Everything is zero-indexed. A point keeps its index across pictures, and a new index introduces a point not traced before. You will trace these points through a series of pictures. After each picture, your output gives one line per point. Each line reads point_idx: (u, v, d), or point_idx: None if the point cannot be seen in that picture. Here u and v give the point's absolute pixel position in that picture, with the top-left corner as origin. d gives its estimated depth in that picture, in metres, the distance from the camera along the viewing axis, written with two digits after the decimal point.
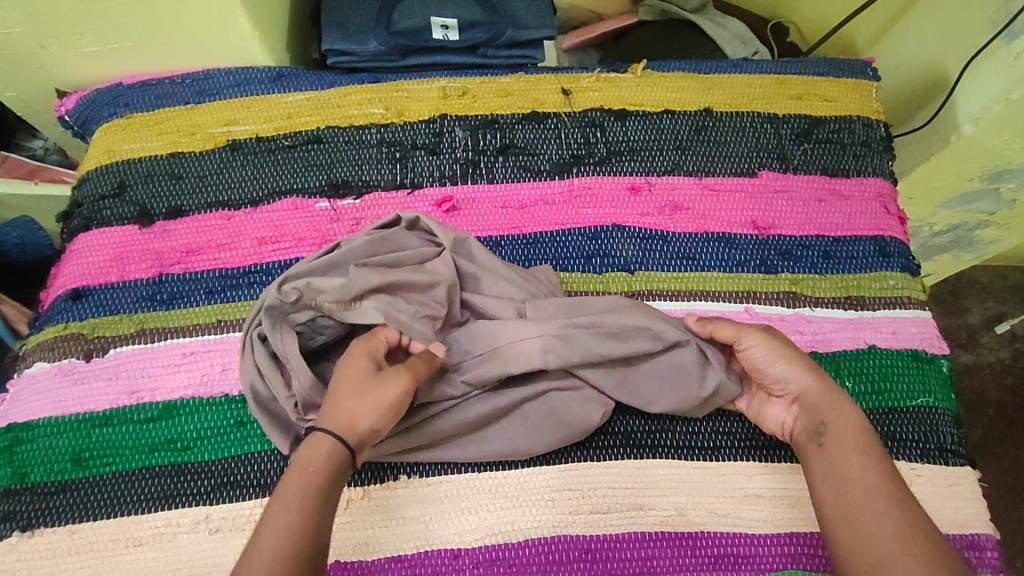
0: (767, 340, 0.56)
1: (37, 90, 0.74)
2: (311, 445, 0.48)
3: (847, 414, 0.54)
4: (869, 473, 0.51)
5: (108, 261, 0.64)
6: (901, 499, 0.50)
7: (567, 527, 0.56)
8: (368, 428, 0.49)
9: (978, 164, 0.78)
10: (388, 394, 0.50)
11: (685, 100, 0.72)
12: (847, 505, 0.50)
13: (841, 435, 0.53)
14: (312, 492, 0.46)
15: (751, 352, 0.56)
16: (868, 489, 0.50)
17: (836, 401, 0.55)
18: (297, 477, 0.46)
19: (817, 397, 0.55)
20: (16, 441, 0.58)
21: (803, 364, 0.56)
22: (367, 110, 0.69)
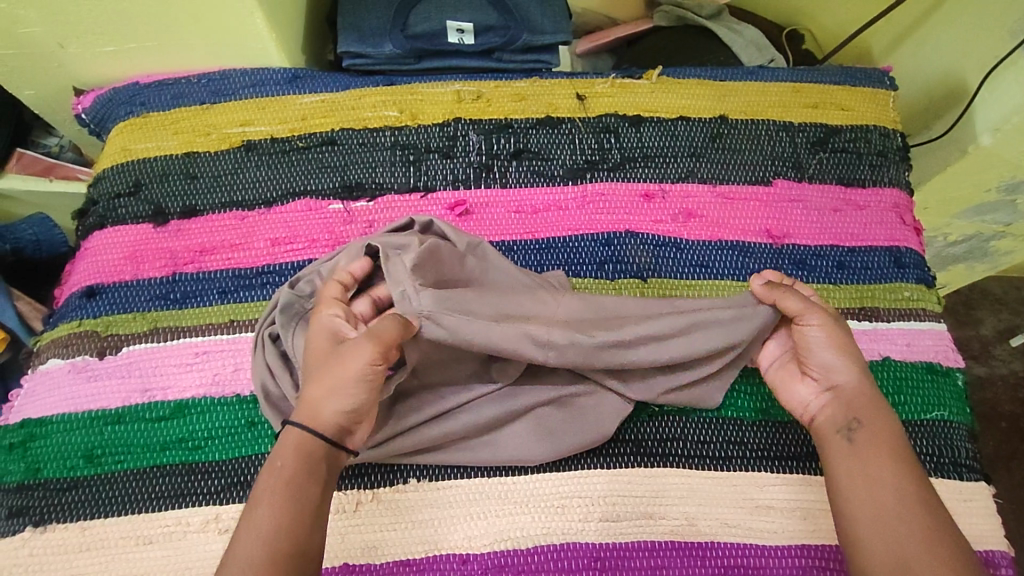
0: (827, 327, 0.56)
1: (55, 88, 0.74)
2: (282, 441, 0.48)
3: (883, 418, 0.53)
4: (889, 476, 0.50)
5: (123, 258, 0.64)
6: (925, 505, 0.49)
7: (577, 535, 0.56)
8: (335, 411, 0.48)
9: (994, 175, 0.78)
10: (351, 368, 0.48)
11: (701, 107, 0.71)
12: (868, 505, 0.50)
13: (872, 436, 0.53)
14: (286, 487, 0.46)
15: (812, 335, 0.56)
16: (888, 492, 0.50)
17: (875, 403, 0.54)
18: (269, 472, 0.47)
19: (857, 394, 0.54)
20: (30, 436, 0.58)
21: (854, 358, 0.56)
22: (382, 112, 0.69)
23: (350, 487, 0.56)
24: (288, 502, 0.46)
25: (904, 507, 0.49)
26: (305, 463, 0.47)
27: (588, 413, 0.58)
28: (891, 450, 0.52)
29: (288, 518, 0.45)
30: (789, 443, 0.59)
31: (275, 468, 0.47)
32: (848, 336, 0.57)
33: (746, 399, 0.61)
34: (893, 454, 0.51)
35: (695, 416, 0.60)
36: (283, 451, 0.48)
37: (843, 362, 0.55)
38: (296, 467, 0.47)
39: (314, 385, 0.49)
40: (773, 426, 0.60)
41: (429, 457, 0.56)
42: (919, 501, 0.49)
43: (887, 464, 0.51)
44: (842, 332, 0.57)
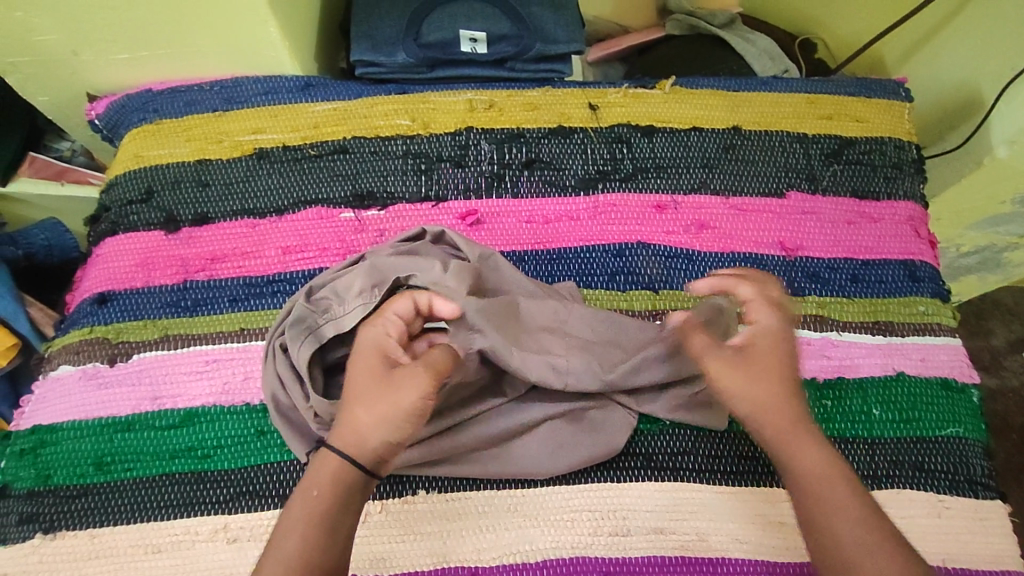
0: (733, 371, 0.50)
1: (69, 94, 0.75)
2: (319, 467, 0.46)
3: (812, 451, 0.49)
4: (827, 518, 0.46)
5: (134, 265, 0.64)
6: (871, 543, 0.45)
7: (586, 549, 0.55)
8: (379, 443, 0.46)
9: (1009, 187, 0.77)
10: (405, 402, 0.46)
11: (714, 117, 0.71)
12: (816, 553, 0.46)
13: (800, 474, 0.48)
14: (317, 519, 0.45)
15: (723, 382, 0.50)
16: (830, 537, 0.46)
17: (799, 437, 0.49)
18: (301, 502, 0.45)
19: (775, 433, 0.49)
20: (40, 443, 0.58)
21: (766, 395, 0.50)
22: (394, 121, 0.69)
23: None
24: (319, 536, 0.44)
25: (847, 553, 0.45)
26: (340, 494, 0.46)
27: (598, 428, 0.57)
28: (826, 487, 0.47)
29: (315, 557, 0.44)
30: None
31: (311, 497, 0.45)
32: (767, 355, 0.51)
33: None
34: (831, 491, 0.47)
35: (707, 430, 0.59)
36: (320, 479, 0.46)
37: (748, 398, 0.50)
38: (332, 499, 0.45)
39: (363, 411, 0.47)
40: None
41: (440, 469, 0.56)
42: (864, 539, 0.45)
43: (822, 505, 0.47)
44: (748, 359, 0.51)
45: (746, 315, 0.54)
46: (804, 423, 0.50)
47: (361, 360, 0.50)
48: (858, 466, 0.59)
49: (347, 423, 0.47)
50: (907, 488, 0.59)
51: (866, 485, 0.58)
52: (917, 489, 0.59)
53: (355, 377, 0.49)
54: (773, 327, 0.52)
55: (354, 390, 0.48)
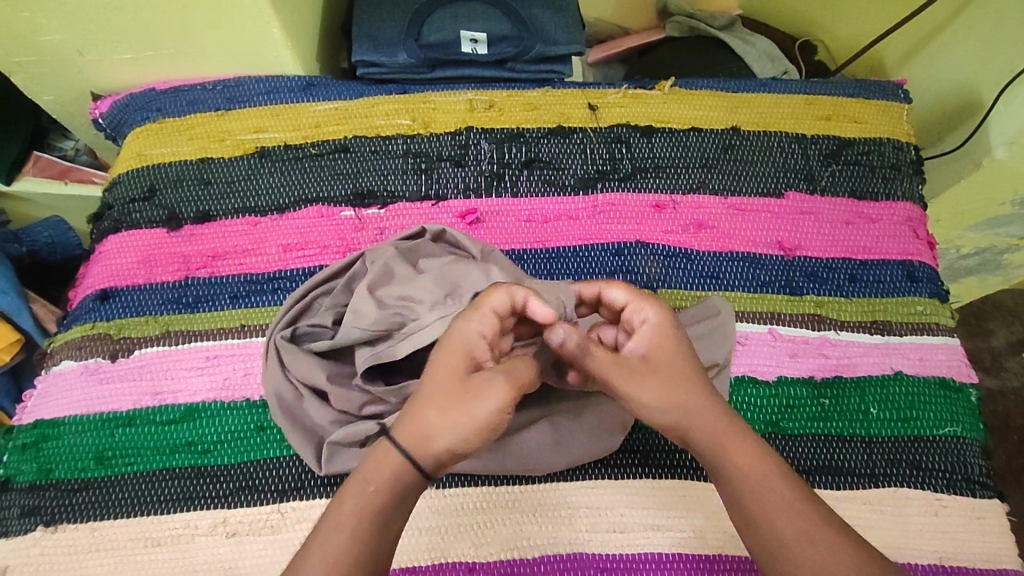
0: (642, 385, 0.47)
1: (74, 93, 0.75)
2: (381, 461, 0.44)
3: (745, 446, 0.46)
4: (767, 515, 0.44)
5: (137, 262, 0.65)
6: (816, 536, 0.43)
7: (583, 546, 0.55)
8: (445, 448, 0.44)
9: (1008, 189, 0.77)
10: (480, 411, 0.43)
11: (713, 118, 0.71)
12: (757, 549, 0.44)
13: (737, 471, 0.45)
14: (370, 514, 0.43)
15: (640, 400, 0.47)
16: (769, 531, 0.44)
17: (726, 432, 0.47)
18: (355, 496, 0.43)
19: (705, 436, 0.47)
20: (42, 437, 0.59)
21: (683, 402, 0.47)
22: (394, 120, 0.70)
23: None
24: (370, 533, 0.42)
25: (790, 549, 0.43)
26: (396, 492, 0.43)
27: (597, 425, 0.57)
28: (764, 482, 0.45)
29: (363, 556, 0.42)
30: (799, 457, 0.59)
31: (367, 493, 0.43)
32: (665, 358, 0.49)
33: (756, 411, 0.60)
34: (769, 487, 0.45)
35: None
36: (378, 474, 0.44)
37: (666, 404, 0.47)
38: (388, 497, 0.43)
39: (438, 412, 0.44)
40: (783, 440, 0.60)
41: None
42: (806, 532, 0.43)
43: (763, 500, 0.44)
44: (647, 370, 0.48)
45: (628, 318, 0.52)
46: (732, 418, 0.48)
47: (447, 356, 0.46)
48: (855, 465, 0.59)
49: (418, 422, 0.44)
50: (904, 487, 0.59)
51: (864, 483, 0.59)
52: (914, 488, 0.59)
53: (432, 373, 0.46)
54: (662, 324, 0.50)
55: (430, 386, 0.45)
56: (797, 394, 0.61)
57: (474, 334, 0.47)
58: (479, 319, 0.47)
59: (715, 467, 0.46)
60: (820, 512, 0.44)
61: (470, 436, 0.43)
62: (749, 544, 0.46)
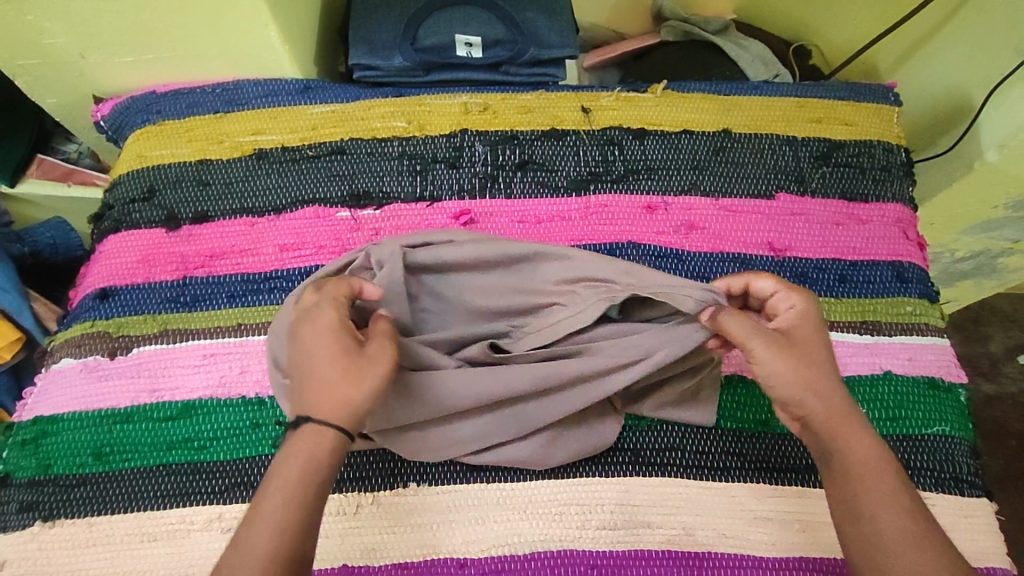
0: (779, 357, 0.49)
1: (76, 96, 0.77)
2: (312, 436, 0.44)
3: (859, 442, 0.48)
4: (871, 507, 0.46)
5: (136, 261, 0.66)
6: (910, 533, 0.44)
7: (573, 542, 0.56)
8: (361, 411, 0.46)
9: (1001, 192, 0.78)
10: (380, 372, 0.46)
11: (705, 120, 0.72)
12: (854, 541, 0.45)
13: (848, 463, 0.47)
14: (310, 490, 0.43)
15: (771, 369, 0.49)
16: (871, 524, 0.45)
17: (848, 428, 0.48)
18: (297, 468, 0.43)
19: (826, 421, 0.48)
20: (42, 433, 0.60)
21: (815, 379, 0.49)
22: (390, 123, 0.71)
23: (350, 489, 0.57)
24: (315, 503, 0.43)
25: (888, 541, 0.44)
26: (333, 462, 0.45)
27: (591, 421, 0.58)
28: (867, 478, 0.47)
29: (314, 526, 0.43)
30: (788, 456, 0.60)
31: (308, 466, 0.44)
32: (803, 339, 0.50)
33: (747, 410, 0.61)
34: (878, 485, 0.46)
35: (695, 426, 0.60)
36: (318, 451, 0.44)
37: (798, 383, 0.48)
38: (327, 469, 0.44)
39: (351, 384, 0.45)
40: (771, 438, 0.60)
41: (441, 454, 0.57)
42: (900, 530, 0.44)
43: (867, 494, 0.46)
44: (787, 344, 0.49)
45: (772, 307, 0.53)
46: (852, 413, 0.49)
47: (323, 335, 0.47)
48: None
49: (329, 395, 0.45)
50: None
51: None
52: None
53: (320, 354, 0.46)
54: (807, 312, 0.51)
55: (320, 364, 0.46)
56: None
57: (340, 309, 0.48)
58: (327, 302, 0.49)
59: (831, 457, 0.48)
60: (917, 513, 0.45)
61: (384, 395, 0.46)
62: (843, 538, 0.47)
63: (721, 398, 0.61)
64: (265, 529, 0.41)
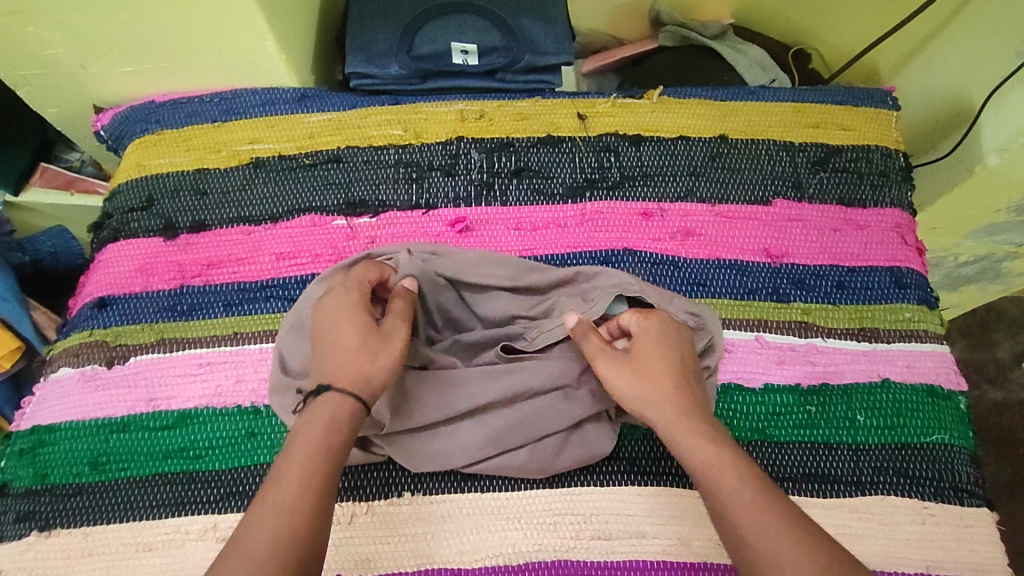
0: (623, 372, 0.53)
1: (76, 105, 0.77)
2: (333, 400, 0.48)
3: (700, 441, 0.49)
4: (725, 508, 0.45)
5: (135, 270, 0.66)
6: (766, 525, 0.44)
7: (568, 552, 0.56)
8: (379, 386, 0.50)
9: (1004, 196, 0.77)
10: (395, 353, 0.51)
11: (702, 126, 0.72)
12: (726, 544, 0.45)
13: (693, 465, 0.48)
14: (329, 451, 0.46)
15: (614, 384, 0.53)
16: (730, 523, 0.45)
17: (687, 430, 0.50)
18: (322, 429, 0.46)
19: (665, 429, 0.50)
20: (39, 443, 0.60)
21: (653, 391, 0.52)
22: (386, 131, 0.71)
23: (346, 498, 0.57)
24: (335, 466, 0.45)
25: (746, 536, 0.44)
26: (351, 428, 0.48)
27: (585, 433, 0.58)
28: (720, 477, 0.47)
29: (331, 492, 0.45)
30: (785, 464, 0.59)
31: (332, 430, 0.46)
32: (641, 353, 0.54)
33: (744, 419, 0.61)
34: (724, 477, 0.47)
35: None
36: (341, 417, 0.47)
37: (635, 396, 0.52)
38: (347, 433, 0.47)
39: (366, 356, 0.50)
40: (769, 447, 0.60)
41: (443, 463, 0.56)
42: (761, 523, 0.44)
43: (719, 492, 0.46)
44: (633, 361, 0.53)
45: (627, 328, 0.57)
46: (690, 413, 0.51)
47: (346, 313, 0.52)
48: (842, 472, 0.59)
49: (348, 365, 0.49)
50: (890, 495, 0.59)
51: (851, 491, 0.59)
52: (901, 496, 0.59)
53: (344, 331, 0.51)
54: (649, 327, 0.55)
55: (344, 341, 0.50)
56: (784, 401, 0.61)
57: (361, 291, 0.54)
58: (351, 284, 0.55)
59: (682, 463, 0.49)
60: (787, 508, 0.45)
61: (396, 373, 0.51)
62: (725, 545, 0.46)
63: (717, 407, 0.61)
64: (289, 485, 0.44)
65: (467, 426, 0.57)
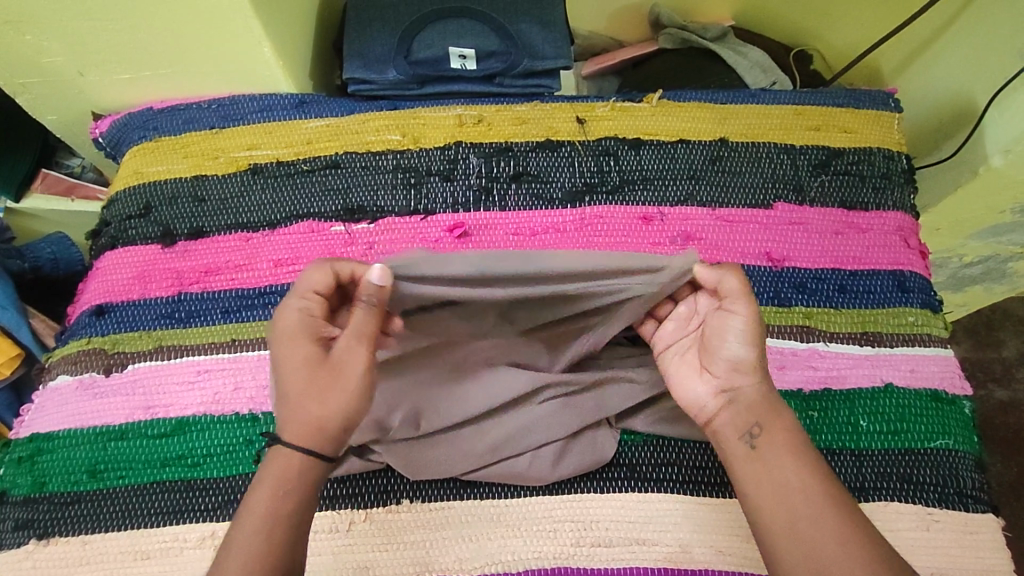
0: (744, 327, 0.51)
1: (74, 112, 0.77)
2: (280, 459, 0.47)
3: (786, 421, 0.50)
4: (787, 487, 0.48)
5: (132, 278, 0.66)
6: (838, 537, 0.45)
7: (567, 560, 0.55)
8: (337, 428, 0.47)
9: (1009, 197, 0.77)
10: (356, 380, 0.47)
11: (702, 129, 0.72)
12: (770, 515, 0.47)
13: (771, 439, 0.50)
14: (282, 514, 0.45)
15: (728, 324, 0.51)
16: (786, 500, 0.47)
17: (776, 407, 0.51)
18: (268, 497, 0.46)
19: (754, 399, 0.51)
20: (38, 451, 0.60)
21: (762, 355, 0.52)
22: (384, 136, 0.71)
23: (344, 506, 0.57)
24: (292, 528, 0.45)
25: (810, 540, 0.45)
26: (304, 487, 0.47)
27: (585, 440, 0.58)
28: (791, 458, 0.49)
29: (284, 555, 0.45)
30: None
31: (279, 496, 0.46)
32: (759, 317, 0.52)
33: None
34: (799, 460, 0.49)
35: (693, 440, 0.59)
36: (285, 477, 0.46)
37: (752, 349, 0.51)
38: (299, 494, 0.46)
39: (315, 400, 0.47)
40: None
41: (442, 470, 0.56)
42: (832, 532, 0.45)
43: (789, 471, 0.48)
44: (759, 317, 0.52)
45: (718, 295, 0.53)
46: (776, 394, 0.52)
47: (291, 343, 0.48)
48: (845, 478, 0.59)
49: (300, 413, 0.47)
50: (894, 501, 0.58)
51: (853, 497, 0.58)
52: (905, 502, 0.58)
53: (293, 367, 0.47)
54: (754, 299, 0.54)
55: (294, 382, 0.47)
56: None
57: (304, 309, 0.49)
58: (294, 302, 0.49)
59: (759, 431, 0.50)
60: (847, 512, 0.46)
61: (351, 406, 0.47)
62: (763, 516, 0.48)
63: None
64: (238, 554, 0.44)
65: (466, 434, 0.57)
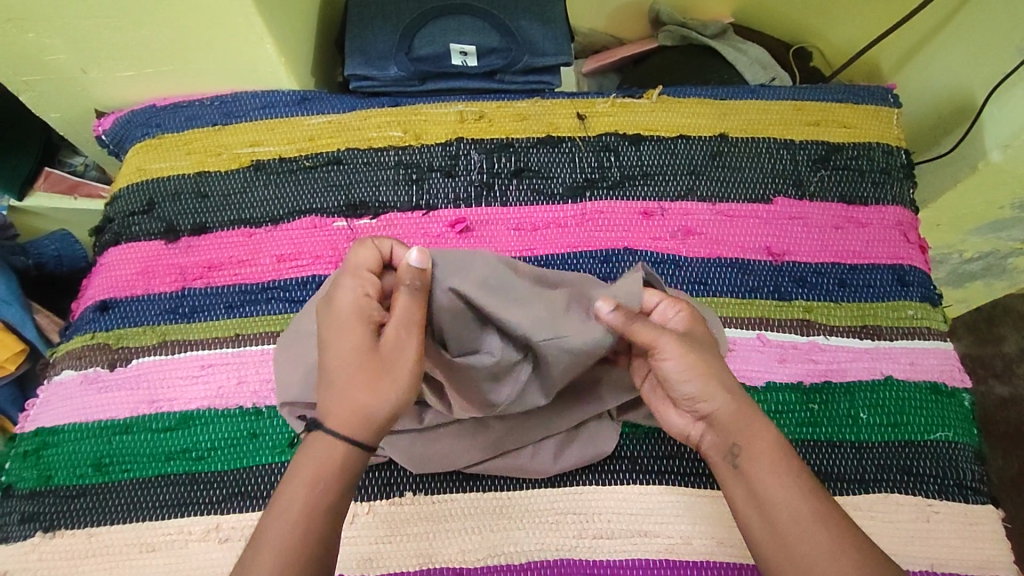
0: (683, 351, 0.48)
1: (78, 110, 0.78)
2: (317, 452, 0.45)
3: (765, 435, 0.49)
4: (777, 503, 0.46)
5: (136, 273, 0.67)
6: (833, 549, 0.44)
7: (569, 552, 0.56)
8: (382, 418, 0.46)
9: (1007, 192, 0.77)
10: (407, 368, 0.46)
11: (701, 125, 0.72)
12: (765, 532, 0.46)
13: (753, 456, 0.48)
14: (318, 508, 0.44)
15: (665, 368, 0.49)
16: (777, 517, 0.46)
17: (752, 421, 0.49)
18: (305, 492, 0.44)
19: (727, 421, 0.49)
20: (43, 444, 0.60)
21: (715, 382, 0.49)
22: (386, 133, 0.71)
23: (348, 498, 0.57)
24: (329, 522, 0.45)
25: (811, 558, 0.44)
26: (341, 481, 0.46)
27: (587, 433, 0.58)
28: (776, 473, 0.47)
29: (319, 551, 0.44)
30: None
31: (317, 490, 0.45)
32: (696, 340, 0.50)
33: None
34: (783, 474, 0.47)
35: None
36: (325, 469, 0.45)
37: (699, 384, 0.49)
38: (336, 489, 0.45)
39: (364, 388, 0.46)
40: None
41: (445, 463, 0.56)
42: (829, 546, 0.44)
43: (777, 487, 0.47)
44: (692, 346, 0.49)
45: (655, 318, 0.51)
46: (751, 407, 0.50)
47: (346, 326, 0.47)
48: (845, 471, 0.59)
49: (346, 402, 0.46)
50: (894, 493, 0.58)
51: (853, 489, 0.58)
52: (905, 493, 0.58)
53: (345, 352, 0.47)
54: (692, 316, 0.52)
55: (343, 369, 0.46)
56: (786, 400, 0.61)
57: (362, 293, 0.48)
58: (348, 284, 0.49)
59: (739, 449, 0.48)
60: (841, 521, 0.46)
61: (401, 398, 0.46)
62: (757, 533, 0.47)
63: None
64: (275, 549, 0.43)
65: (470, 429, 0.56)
